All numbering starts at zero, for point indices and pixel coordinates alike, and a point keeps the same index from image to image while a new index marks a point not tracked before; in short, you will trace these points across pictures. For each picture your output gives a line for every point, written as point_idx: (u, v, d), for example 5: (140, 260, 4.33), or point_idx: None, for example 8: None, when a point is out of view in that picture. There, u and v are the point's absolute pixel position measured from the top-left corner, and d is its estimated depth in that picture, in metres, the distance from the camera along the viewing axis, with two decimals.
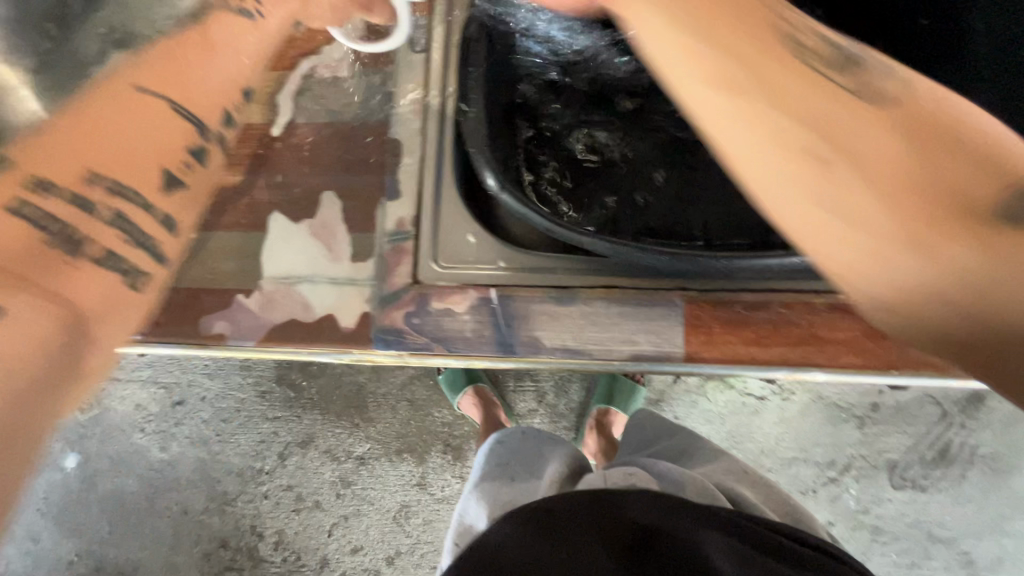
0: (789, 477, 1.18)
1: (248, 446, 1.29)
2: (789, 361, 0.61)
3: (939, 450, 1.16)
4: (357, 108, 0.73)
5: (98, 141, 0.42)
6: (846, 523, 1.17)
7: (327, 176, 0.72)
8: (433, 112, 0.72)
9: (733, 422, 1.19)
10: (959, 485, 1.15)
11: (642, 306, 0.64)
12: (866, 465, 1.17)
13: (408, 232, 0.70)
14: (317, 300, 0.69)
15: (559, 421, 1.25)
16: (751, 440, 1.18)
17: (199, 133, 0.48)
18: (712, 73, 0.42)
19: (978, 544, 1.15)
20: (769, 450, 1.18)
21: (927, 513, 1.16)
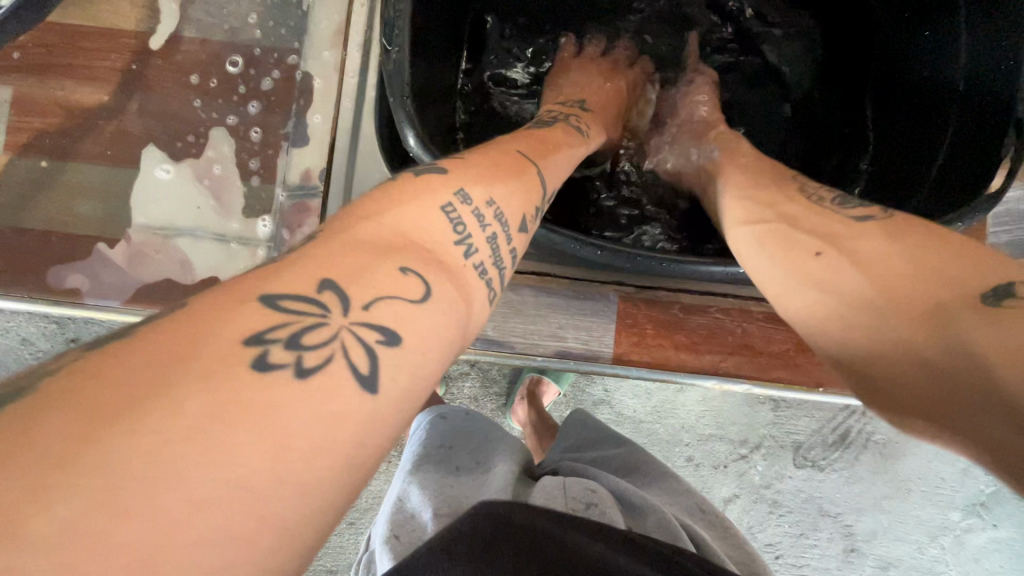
0: (704, 452, 1.04)
1: None
2: (719, 370, 0.57)
3: (840, 434, 1.02)
4: (262, 25, 0.60)
5: (355, 270, 0.26)
6: (748, 497, 1.04)
7: (218, 108, 0.60)
8: (356, 45, 0.60)
9: (659, 396, 1.03)
10: (851, 468, 1.02)
11: (575, 300, 0.58)
12: (774, 445, 1.03)
13: (315, 188, 0.59)
14: (199, 258, 0.58)
15: (489, 386, 1.06)
16: (672, 416, 1.03)
17: (402, 274, 0.27)
18: (762, 231, 0.45)
19: (861, 520, 1.03)
20: (687, 427, 1.03)
21: (822, 490, 1.03)
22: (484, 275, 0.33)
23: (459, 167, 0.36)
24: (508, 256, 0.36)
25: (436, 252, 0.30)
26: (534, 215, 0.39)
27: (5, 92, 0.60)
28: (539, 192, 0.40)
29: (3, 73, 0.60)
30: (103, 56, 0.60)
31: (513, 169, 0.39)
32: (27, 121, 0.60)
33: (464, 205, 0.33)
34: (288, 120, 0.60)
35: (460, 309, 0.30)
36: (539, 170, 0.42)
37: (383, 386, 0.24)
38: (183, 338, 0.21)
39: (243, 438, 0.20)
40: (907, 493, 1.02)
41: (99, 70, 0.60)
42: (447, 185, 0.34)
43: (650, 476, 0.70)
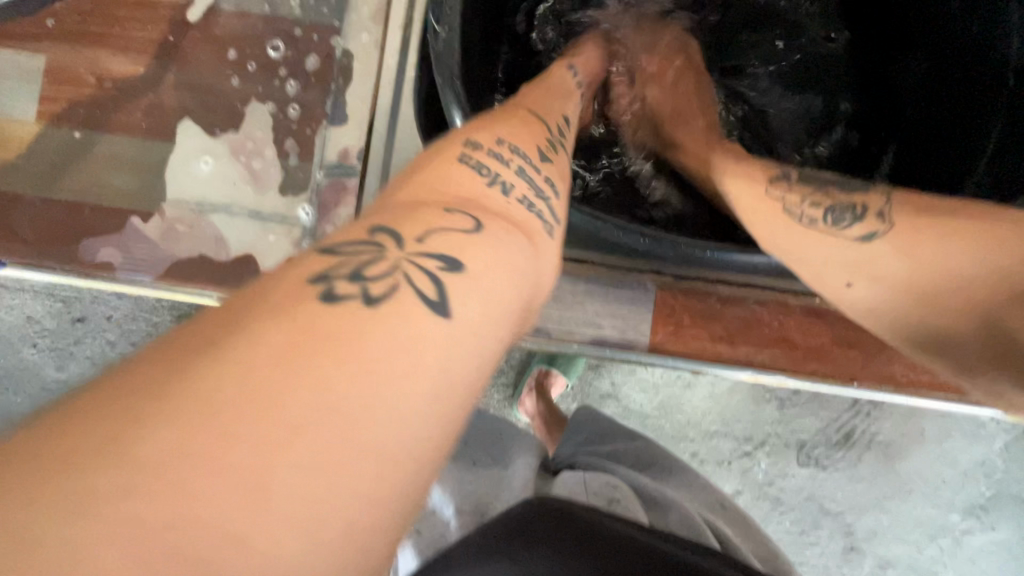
0: (709, 448, 1.04)
1: None
2: (754, 362, 0.57)
3: (844, 434, 1.02)
4: (300, 1, 0.59)
5: (407, 216, 0.29)
6: (751, 494, 1.04)
7: (256, 84, 0.59)
8: (397, 24, 0.59)
9: (666, 391, 1.03)
10: (854, 468, 1.03)
11: (612, 288, 0.58)
12: (778, 442, 1.03)
13: (352, 167, 0.58)
14: (233, 234, 0.57)
15: (497, 377, 1.05)
16: (679, 412, 1.03)
17: (451, 215, 0.30)
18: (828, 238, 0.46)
19: (862, 519, 1.04)
20: (693, 423, 1.03)
21: (824, 489, 1.03)
22: (531, 207, 0.35)
23: (469, 127, 0.39)
24: (547, 189, 0.37)
25: (483, 200, 0.33)
26: (549, 146, 0.41)
27: (40, 61, 0.59)
28: (546, 132, 0.42)
29: (37, 41, 0.59)
30: (138, 26, 0.59)
31: (524, 123, 0.41)
32: (59, 91, 0.59)
33: (477, 151, 0.35)
34: (326, 98, 0.59)
35: (519, 236, 0.32)
36: (548, 127, 0.43)
37: (453, 309, 0.26)
38: (266, 295, 0.23)
39: (334, 359, 0.22)
40: (909, 493, 1.03)
41: (134, 41, 0.59)
42: (456, 143, 0.36)
43: (667, 469, 0.70)
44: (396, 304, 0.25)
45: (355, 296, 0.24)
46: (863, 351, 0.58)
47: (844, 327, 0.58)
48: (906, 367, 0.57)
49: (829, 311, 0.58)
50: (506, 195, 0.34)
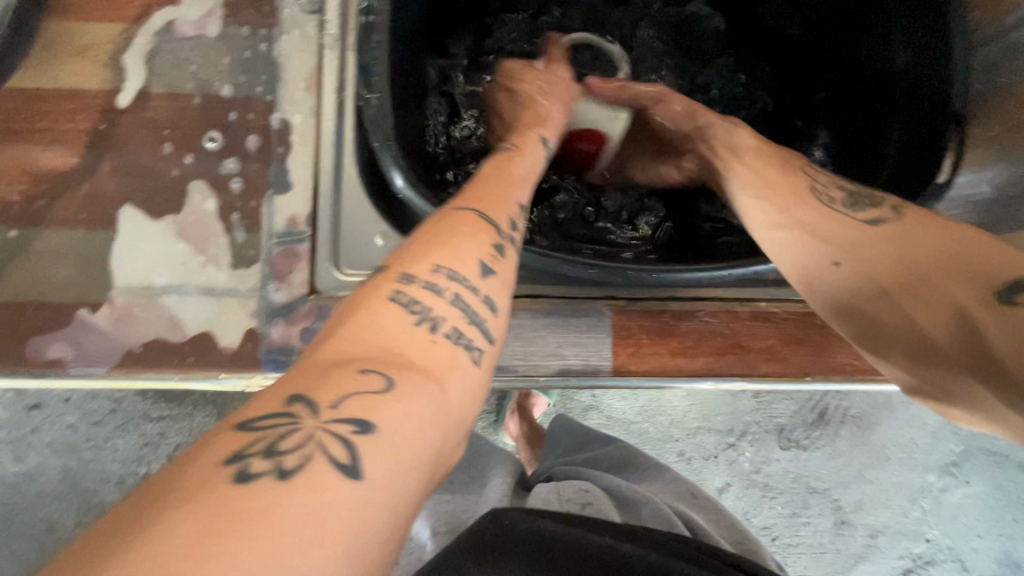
0: (695, 445, 1.06)
1: None
2: (714, 371, 0.60)
3: (818, 412, 1.07)
4: (231, 76, 0.60)
5: (329, 374, 0.31)
6: (741, 484, 1.06)
7: (196, 161, 0.59)
8: (330, 87, 0.60)
9: (646, 396, 1.06)
10: (833, 443, 1.07)
11: (571, 317, 0.60)
12: (758, 430, 1.07)
13: (302, 233, 0.59)
14: (188, 315, 0.57)
15: (478, 405, 1.05)
16: (662, 413, 1.06)
17: (371, 371, 0.31)
18: (801, 223, 0.53)
19: (848, 492, 1.07)
20: (676, 423, 1.06)
21: (808, 469, 1.07)
22: (462, 339, 0.37)
23: (400, 255, 0.41)
24: (481, 306, 0.39)
25: (408, 349, 0.34)
26: (493, 248, 0.42)
27: None
28: (482, 231, 0.43)
29: None
30: (68, 118, 0.59)
31: (457, 229, 0.42)
32: None
33: (408, 286, 0.37)
34: (269, 168, 0.59)
35: (439, 386, 0.33)
36: (497, 223, 0.44)
37: (366, 471, 0.27)
38: (179, 484, 0.24)
39: (243, 544, 0.22)
40: (886, 460, 1.07)
41: (65, 132, 0.58)
42: (387, 278, 0.38)
43: (648, 476, 0.72)
44: (311, 471, 0.26)
45: (269, 472, 0.25)
46: (811, 346, 0.61)
47: (791, 326, 0.61)
48: (852, 356, 0.61)
49: (775, 313, 0.61)
50: (434, 331, 0.36)
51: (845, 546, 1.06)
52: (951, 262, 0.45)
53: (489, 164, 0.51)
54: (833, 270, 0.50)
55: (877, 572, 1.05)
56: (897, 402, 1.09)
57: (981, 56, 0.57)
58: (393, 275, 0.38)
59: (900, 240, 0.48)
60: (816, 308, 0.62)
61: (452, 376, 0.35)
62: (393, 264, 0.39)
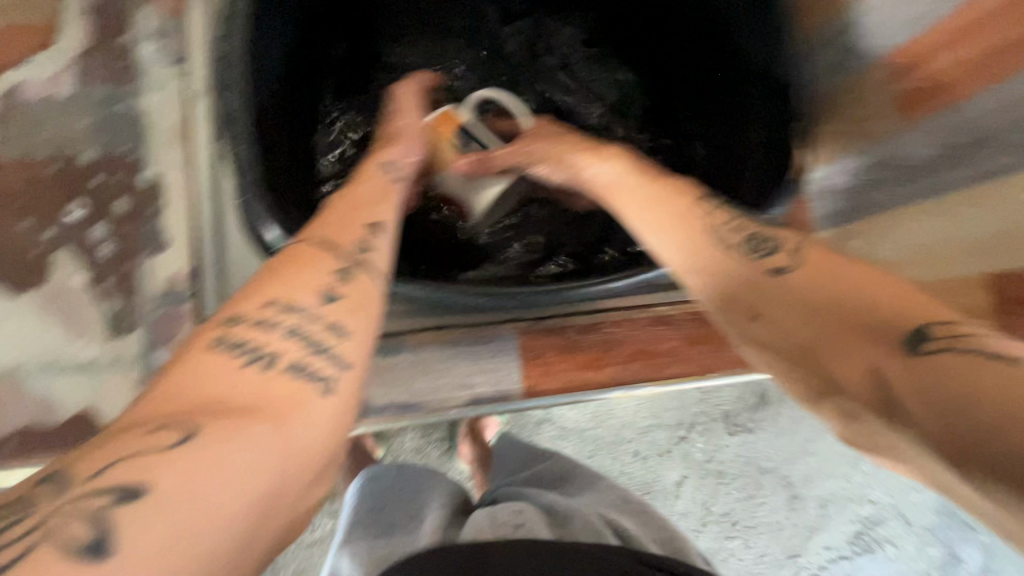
0: (647, 442, 0.96)
1: None
2: (621, 380, 0.61)
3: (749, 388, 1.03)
4: (92, 136, 0.57)
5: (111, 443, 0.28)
6: (695, 474, 0.96)
7: (56, 231, 0.56)
8: (202, 138, 0.58)
9: (595, 402, 0.94)
10: (778, 423, 0.96)
11: (476, 346, 0.60)
12: (705, 418, 0.97)
13: (183, 292, 0.56)
14: (63, 395, 0.53)
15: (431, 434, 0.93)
16: (608, 418, 0.95)
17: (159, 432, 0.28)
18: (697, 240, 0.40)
19: (794, 467, 0.96)
20: (628, 426, 0.95)
21: (762, 450, 0.96)
22: (300, 374, 0.33)
23: (238, 293, 0.37)
24: (328, 337, 0.35)
25: (224, 396, 0.30)
26: (337, 277, 0.38)
27: None
28: (323, 262, 0.39)
29: None
30: None
31: (298, 263, 0.38)
32: None
33: (235, 328, 0.33)
34: (142, 228, 0.56)
35: (263, 429, 0.29)
36: (340, 251, 0.40)
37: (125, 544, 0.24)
38: None
39: None
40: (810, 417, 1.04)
41: None
42: (214, 322, 0.34)
43: (582, 485, 0.72)
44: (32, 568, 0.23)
45: None
46: (711, 343, 0.63)
47: (691, 326, 0.63)
48: None
49: (674, 315, 0.63)
50: (263, 369, 0.32)
51: (798, 519, 0.95)
52: (797, 296, 0.35)
53: (352, 189, 0.48)
54: (752, 295, 0.37)
55: (832, 540, 0.94)
56: None
57: (819, 56, 0.60)
58: (224, 314, 0.35)
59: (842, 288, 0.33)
60: None
61: (279, 419, 0.31)
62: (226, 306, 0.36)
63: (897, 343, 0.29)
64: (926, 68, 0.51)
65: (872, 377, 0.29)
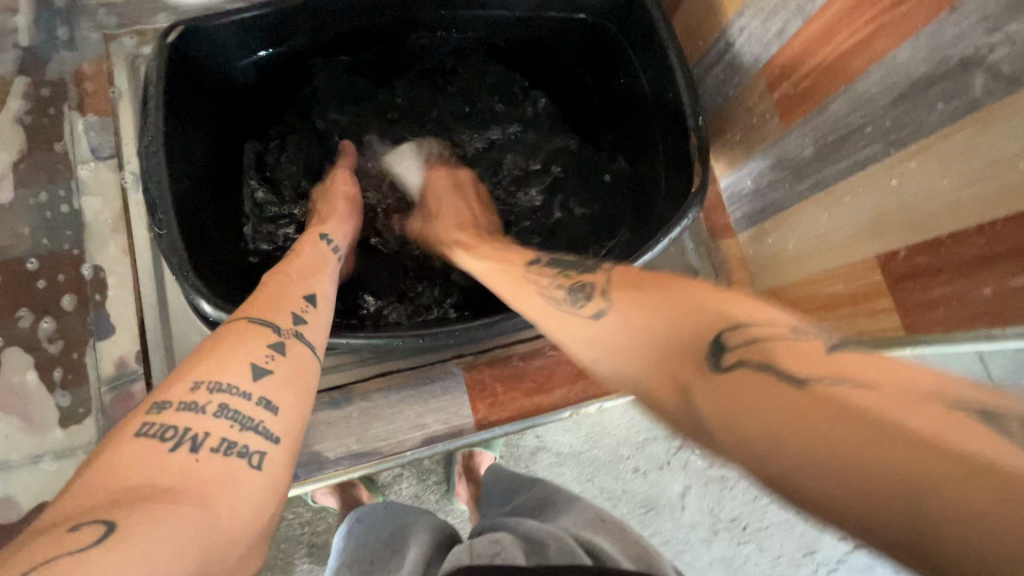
0: (647, 457, 0.93)
1: None
2: (571, 400, 0.63)
3: None
4: (30, 236, 0.60)
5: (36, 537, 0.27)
6: (699, 483, 0.92)
7: (5, 329, 0.58)
8: (138, 225, 0.61)
9: (588, 424, 0.92)
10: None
11: (425, 386, 0.62)
12: None
13: (133, 372, 0.58)
14: (21, 489, 0.54)
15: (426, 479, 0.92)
16: (606, 436, 0.92)
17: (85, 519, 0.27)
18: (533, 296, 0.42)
19: None
20: (625, 442, 0.92)
21: None
22: (231, 449, 0.34)
23: (171, 379, 0.38)
24: (258, 411, 0.36)
25: (155, 477, 0.31)
26: (269, 351, 0.40)
27: None
28: (254, 337, 0.41)
29: None
30: None
31: (230, 342, 0.40)
32: None
33: (164, 411, 0.34)
34: (87, 316, 0.59)
35: (191, 506, 0.30)
36: (274, 325, 0.42)
37: None
38: None
39: None
40: None
41: None
42: (145, 410, 0.35)
43: (561, 506, 0.71)
44: None
45: None
46: None
47: None
48: None
49: None
50: (193, 449, 0.33)
51: None
52: (611, 336, 0.34)
53: (287, 270, 0.50)
54: (586, 328, 0.36)
55: (845, 533, 0.91)
56: None
57: (717, 68, 0.65)
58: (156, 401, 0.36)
59: (691, 315, 0.31)
60: None
61: (214, 494, 0.31)
62: (157, 392, 0.37)
63: (699, 361, 0.29)
64: (793, 78, 0.55)
65: (683, 400, 0.29)
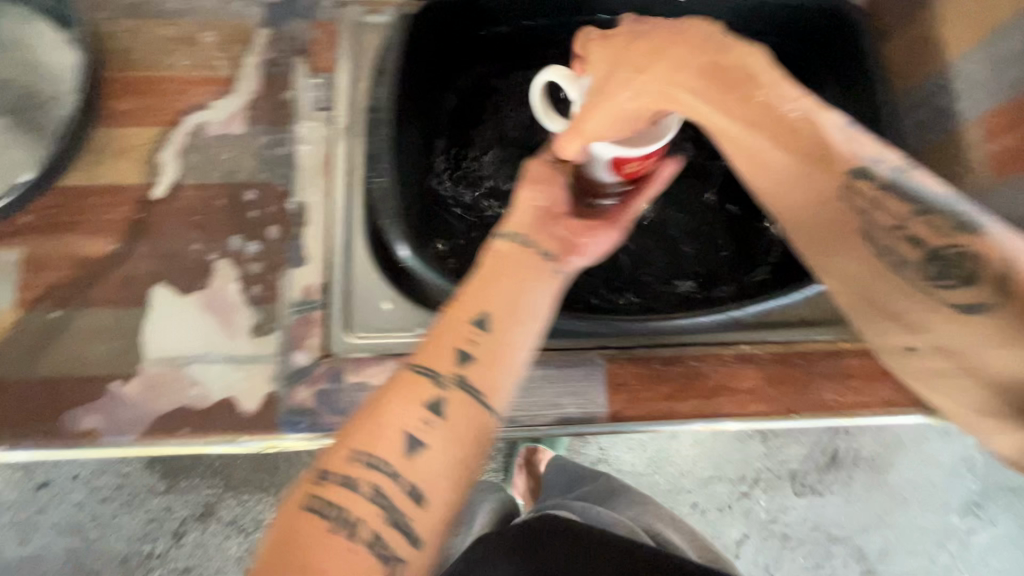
0: (707, 496, 1.09)
1: (134, 527, 1.05)
2: (704, 413, 0.64)
3: (830, 455, 1.11)
4: (249, 166, 0.68)
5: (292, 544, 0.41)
6: (760, 536, 1.08)
7: (219, 242, 0.65)
8: (339, 170, 0.68)
9: (653, 447, 1.09)
10: (847, 487, 1.09)
11: (566, 368, 0.64)
12: (771, 477, 1.10)
13: (316, 301, 0.65)
14: (212, 382, 0.62)
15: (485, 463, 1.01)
16: (671, 464, 1.08)
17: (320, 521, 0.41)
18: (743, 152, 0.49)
19: (869, 537, 1.09)
20: (687, 472, 1.09)
21: (828, 516, 1.09)
22: (390, 522, 0.42)
23: (354, 420, 0.46)
24: (405, 493, 0.43)
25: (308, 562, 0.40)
26: (432, 409, 0.45)
27: (13, 255, 0.64)
28: (421, 390, 0.46)
29: (12, 238, 0.64)
30: (107, 210, 0.66)
31: (406, 392, 0.46)
32: (39, 279, 0.64)
33: (342, 472, 0.43)
34: (286, 244, 0.66)
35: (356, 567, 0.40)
36: (437, 376, 0.47)
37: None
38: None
39: None
40: (907, 504, 1.09)
41: (104, 223, 0.65)
42: (337, 453, 0.44)
43: (624, 500, 0.76)
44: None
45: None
46: (793, 385, 0.65)
47: (773, 365, 0.65)
48: (836, 392, 0.65)
49: (757, 354, 0.65)
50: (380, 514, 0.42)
51: None
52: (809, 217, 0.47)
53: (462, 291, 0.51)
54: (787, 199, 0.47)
55: None
56: (908, 439, 1.12)
57: (918, 113, 0.64)
58: (342, 452, 0.44)
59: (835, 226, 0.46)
60: (795, 348, 0.66)
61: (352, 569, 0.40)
62: (340, 437, 0.45)
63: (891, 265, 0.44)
64: None
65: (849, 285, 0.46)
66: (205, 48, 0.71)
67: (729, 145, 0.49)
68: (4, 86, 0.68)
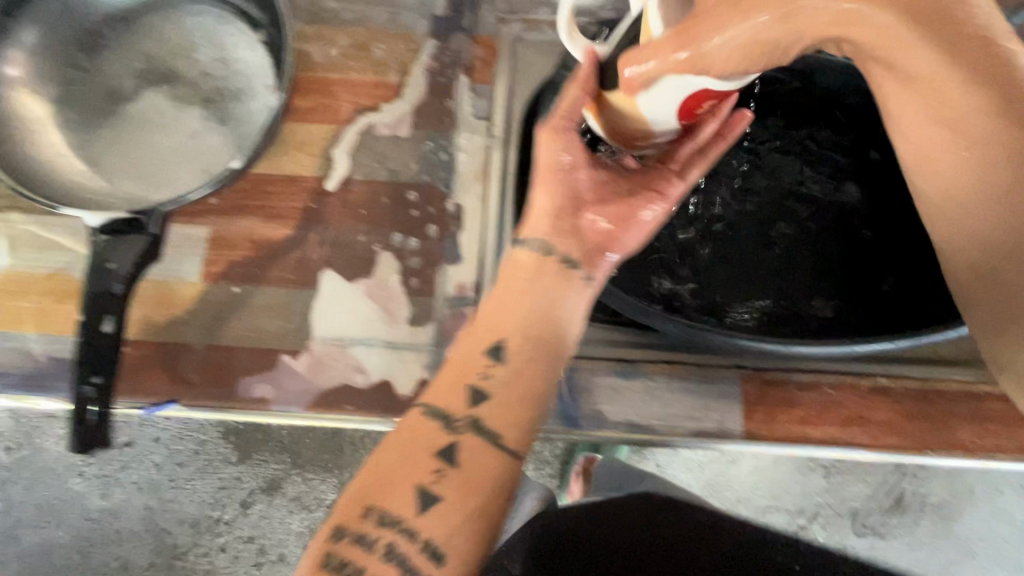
0: (763, 523, 1.08)
1: (205, 492, 1.10)
2: (838, 440, 0.65)
3: (895, 497, 1.08)
4: (413, 167, 0.73)
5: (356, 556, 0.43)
6: None
7: (384, 235, 0.71)
8: (495, 175, 0.73)
9: (712, 468, 1.08)
10: (910, 532, 1.08)
11: (702, 384, 0.67)
12: (831, 513, 1.08)
13: (469, 298, 0.69)
14: (372, 364, 0.67)
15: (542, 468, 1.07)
16: (729, 489, 1.08)
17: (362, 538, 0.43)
18: (919, 110, 0.46)
19: None
20: (746, 499, 1.08)
21: (886, 559, 1.08)
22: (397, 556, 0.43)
23: (381, 458, 0.45)
24: (430, 536, 0.43)
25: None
26: (454, 452, 0.45)
27: (201, 232, 0.70)
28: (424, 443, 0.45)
29: (202, 215, 0.71)
30: (285, 197, 0.71)
31: (428, 433, 0.46)
32: (221, 255, 0.70)
33: (386, 506, 0.43)
34: (444, 242, 0.71)
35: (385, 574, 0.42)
36: (452, 417, 0.46)
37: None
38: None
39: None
40: (971, 556, 1.09)
41: (281, 209, 0.71)
42: (374, 493, 0.44)
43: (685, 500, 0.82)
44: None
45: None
46: (929, 422, 0.65)
47: (909, 401, 0.66)
48: (973, 434, 0.65)
49: (894, 388, 0.66)
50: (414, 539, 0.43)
51: None
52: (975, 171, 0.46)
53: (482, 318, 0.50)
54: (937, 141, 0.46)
55: None
56: (979, 492, 1.09)
57: None
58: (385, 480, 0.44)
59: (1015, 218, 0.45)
60: (932, 385, 0.67)
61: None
62: (385, 460, 0.45)
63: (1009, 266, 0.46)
64: None
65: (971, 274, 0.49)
66: (376, 54, 0.76)
67: (914, 102, 0.45)
68: (201, 76, 0.74)
